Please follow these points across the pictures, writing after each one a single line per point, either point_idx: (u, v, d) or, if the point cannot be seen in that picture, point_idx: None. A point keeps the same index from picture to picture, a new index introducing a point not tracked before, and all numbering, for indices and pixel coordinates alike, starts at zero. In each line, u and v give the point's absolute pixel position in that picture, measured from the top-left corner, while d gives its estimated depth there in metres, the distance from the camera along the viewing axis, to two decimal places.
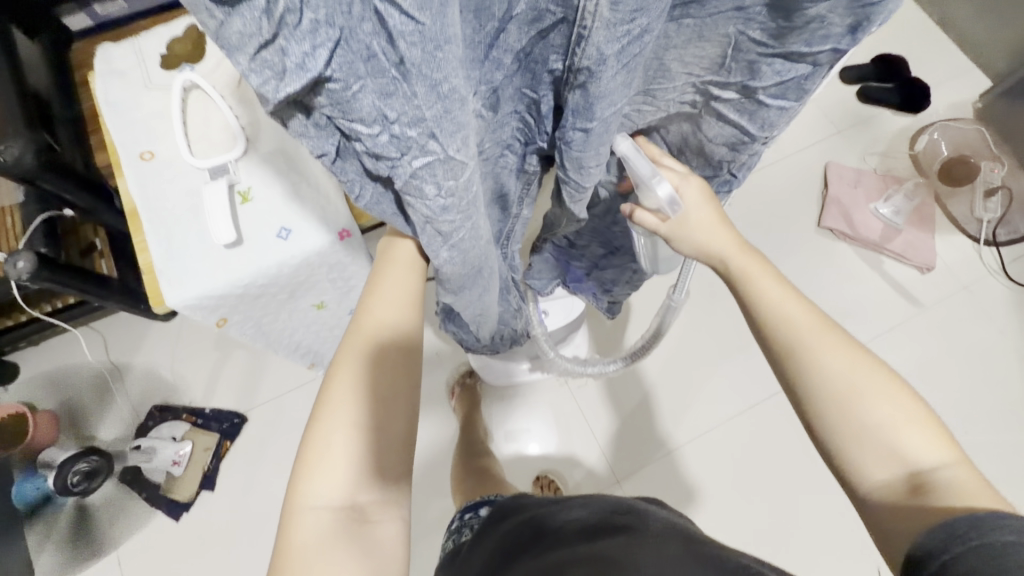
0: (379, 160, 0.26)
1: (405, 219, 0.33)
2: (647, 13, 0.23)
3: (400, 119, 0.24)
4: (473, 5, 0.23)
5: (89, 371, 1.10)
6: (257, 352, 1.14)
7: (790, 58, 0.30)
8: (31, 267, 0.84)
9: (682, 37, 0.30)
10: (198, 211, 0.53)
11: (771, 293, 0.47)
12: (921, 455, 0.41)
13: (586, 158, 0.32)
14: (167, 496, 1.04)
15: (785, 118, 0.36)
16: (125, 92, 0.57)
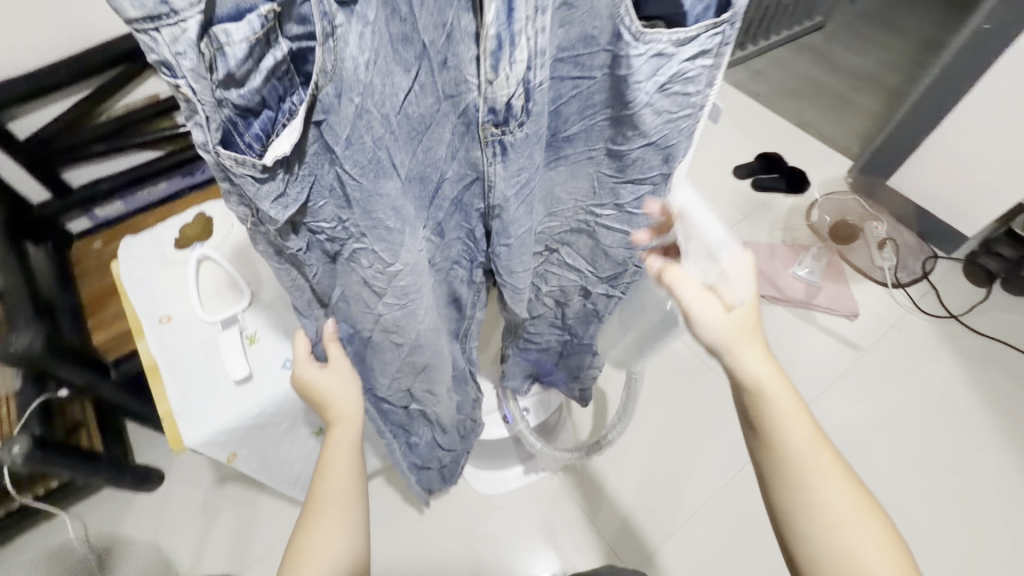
0: (334, 242, 0.37)
1: (352, 290, 0.43)
2: (527, 171, 0.37)
3: (353, 221, 0.35)
4: (418, 178, 0.35)
5: (68, 561, 1.04)
6: (248, 507, 1.12)
7: (636, 182, 0.43)
8: (25, 450, 0.86)
9: (561, 176, 0.43)
10: (212, 357, 0.62)
11: (797, 428, 0.44)
12: None
13: (513, 263, 0.45)
14: None
15: (653, 220, 0.48)
16: (145, 271, 0.68)
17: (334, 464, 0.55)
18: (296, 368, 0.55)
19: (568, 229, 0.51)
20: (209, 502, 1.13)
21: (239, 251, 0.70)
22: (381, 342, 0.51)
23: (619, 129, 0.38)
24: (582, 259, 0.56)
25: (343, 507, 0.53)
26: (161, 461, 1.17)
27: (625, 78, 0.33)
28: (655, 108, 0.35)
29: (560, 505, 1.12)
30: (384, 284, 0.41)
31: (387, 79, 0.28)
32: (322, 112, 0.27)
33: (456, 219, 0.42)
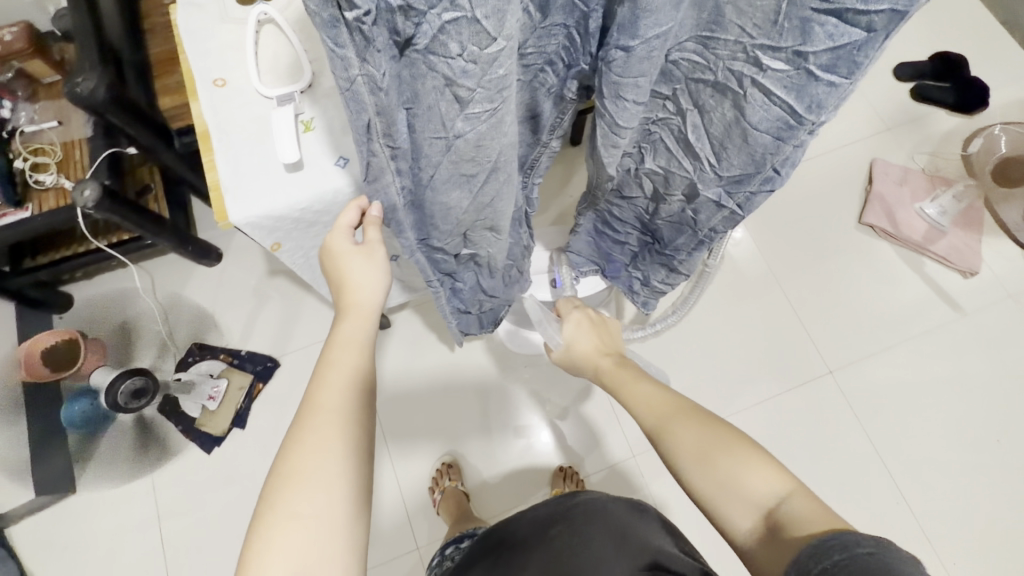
0: (409, 14, 0.28)
1: (421, 103, 0.35)
2: None
3: None
4: None
5: (137, 306, 1.16)
6: (294, 303, 1.19)
7: (846, 19, 0.29)
8: (96, 198, 0.89)
9: None
10: (265, 136, 0.57)
11: (645, 398, 0.56)
12: (765, 491, 0.45)
13: (624, 84, 0.35)
14: (201, 429, 1.09)
15: (835, 100, 0.34)
16: (203, 22, 0.60)
17: (331, 366, 0.48)
18: (332, 234, 0.54)
19: (710, 82, 0.39)
20: (259, 289, 1.20)
21: (304, 20, 0.60)
22: (446, 175, 0.43)
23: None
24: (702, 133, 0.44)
25: (342, 420, 0.45)
26: (220, 241, 1.23)
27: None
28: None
29: (582, 379, 1.14)
30: (469, 88, 0.33)
31: None
32: None
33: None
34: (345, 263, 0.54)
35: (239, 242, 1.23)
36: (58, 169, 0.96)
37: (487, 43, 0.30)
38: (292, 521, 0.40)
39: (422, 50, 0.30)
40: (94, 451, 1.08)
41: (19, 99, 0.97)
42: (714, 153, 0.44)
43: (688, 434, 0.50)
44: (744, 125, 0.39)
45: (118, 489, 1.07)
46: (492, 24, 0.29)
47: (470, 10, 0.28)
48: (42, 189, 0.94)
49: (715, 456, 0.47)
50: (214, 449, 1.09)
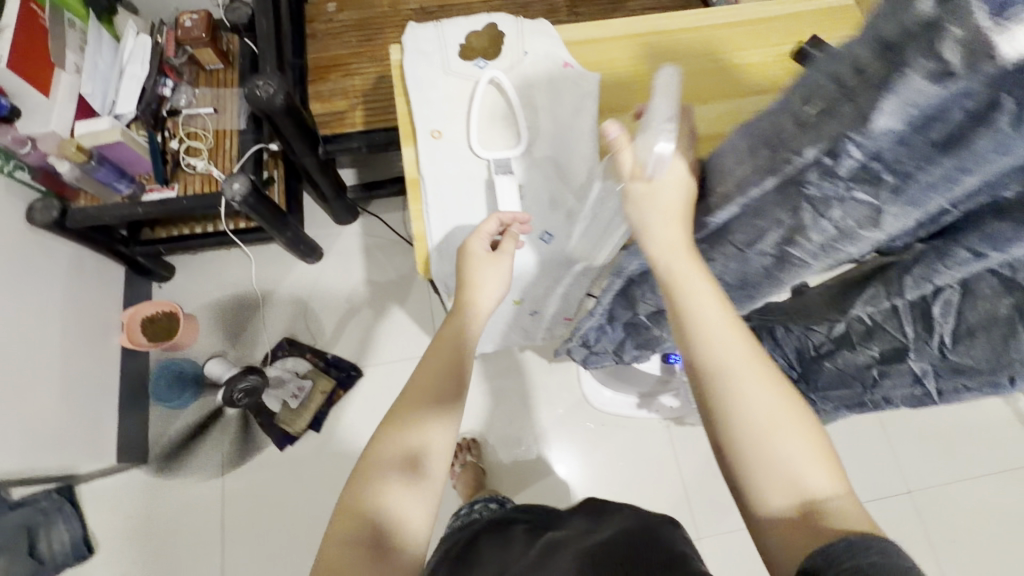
0: (826, 175, 0.30)
1: (756, 219, 0.38)
2: None
3: (892, 160, 0.27)
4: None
5: (237, 291, 1.19)
6: (384, 316, 1.20)
7: None
8: (243, 191, 0.92)
9: None
10: (475, 196, 0.58)
11: (712, 317, 0.41)
12: (818, 489, 0.37)
13: (940, 271, 0.36)
14: (280, 427, 1.10)
15: None
16: (426, 71, 0.62)
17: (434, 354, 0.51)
18: (470, 239, 0.54)
19: (996, 283, 0.37)
20: (353, 295, 1.21)
21: (524, 87, 0.61)
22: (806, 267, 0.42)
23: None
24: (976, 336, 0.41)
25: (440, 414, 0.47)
26: (324, 242, 1.25)
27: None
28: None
29: (657, 451, 1.12)
30: (807, 238, 0.36)
31: None
32: None
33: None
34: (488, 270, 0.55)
35: (342, 246, 1.25)
36: (207, 155, 0.97)
37: (883, 222, 0.32)
38: (394, 477, 0.43)
39: (812, 195, 0.32)
40: (189, 433, 1.10)
41: (182, 80, 1.00)
42: (956, 341, 0.43)
43: (763, 399, 0.39)
44: (1016, 325, 0.38)
45: (189, 468, 1.08)
46: (883, 215, 0.31)
47: (875, 198, 0.30)
48: (189, 173, 0.96)
49: (782, 433, 0.38)
50: (287, 447, 1.09)
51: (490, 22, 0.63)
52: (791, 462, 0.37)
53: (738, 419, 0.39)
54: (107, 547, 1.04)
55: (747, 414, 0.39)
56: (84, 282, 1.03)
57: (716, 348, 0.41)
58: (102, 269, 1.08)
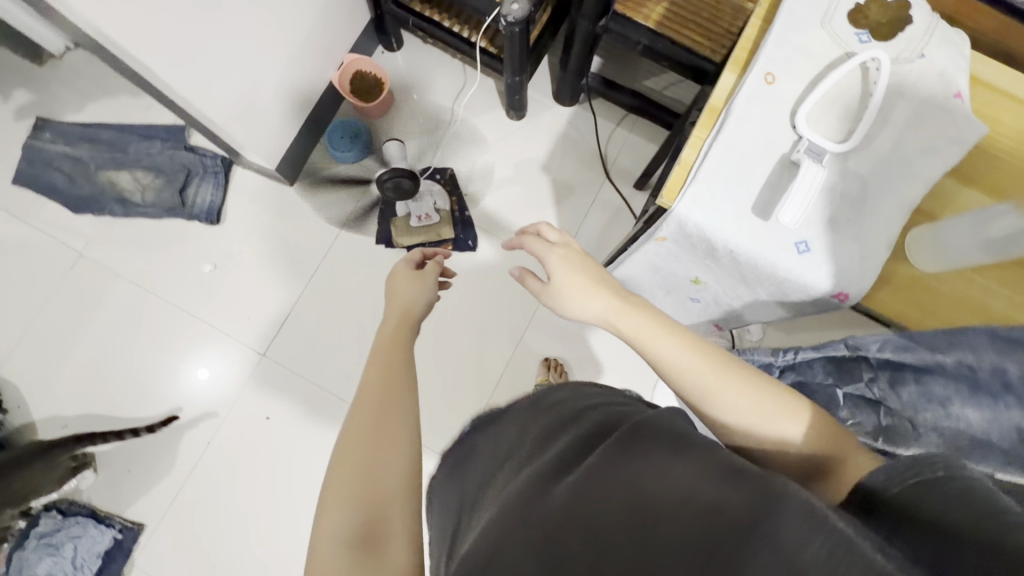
0: None
1: None
2: None
3: None
4: None
5: (438, 102, 1.22)
6: (538, 205, 1.19)
7: None
8: (517, 16, 0.89)
9: None
10: (762, 164, 0.51)
11: (636, 323, 0.53)
12: (767, 418, 0.45)
13: None
14: (389, 227, 1.17)
15: None
16: (804, 10, 0.53)
17: (367, 368, 0.54)
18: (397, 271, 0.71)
19: None
20: (525, 169, 1.20)
21: (891, 90, 0.52)
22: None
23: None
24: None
25: (387, 393, 0.50)
26: (533, 107, 1.23)
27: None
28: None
29: None
30: None
31: None
32: None
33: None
34: (397, 287, 0.69)
35: (544, 121, 1.22)
36: None
37: None
38: (385, 459, 0.45)
39: None
40: (332, 186, 1.18)
41: None
42: None
43: (692, 366, 0.48)
44: None
45: (311, 206, 1.18)
46: None
47: None
48: None
49: (718, 382, 0.47)
50: (382, 244, 1.17)
51: (908, 2, 0.52)
52: (734, 403, 0.46)
53: (672, 378, 0.49)
54: (228, 227, 1.18)
55: (676, 362, 0.49)
56: (339, 8, 1.06)
57: (655, 349, 0.51)
58: (356, 6, 1.11)
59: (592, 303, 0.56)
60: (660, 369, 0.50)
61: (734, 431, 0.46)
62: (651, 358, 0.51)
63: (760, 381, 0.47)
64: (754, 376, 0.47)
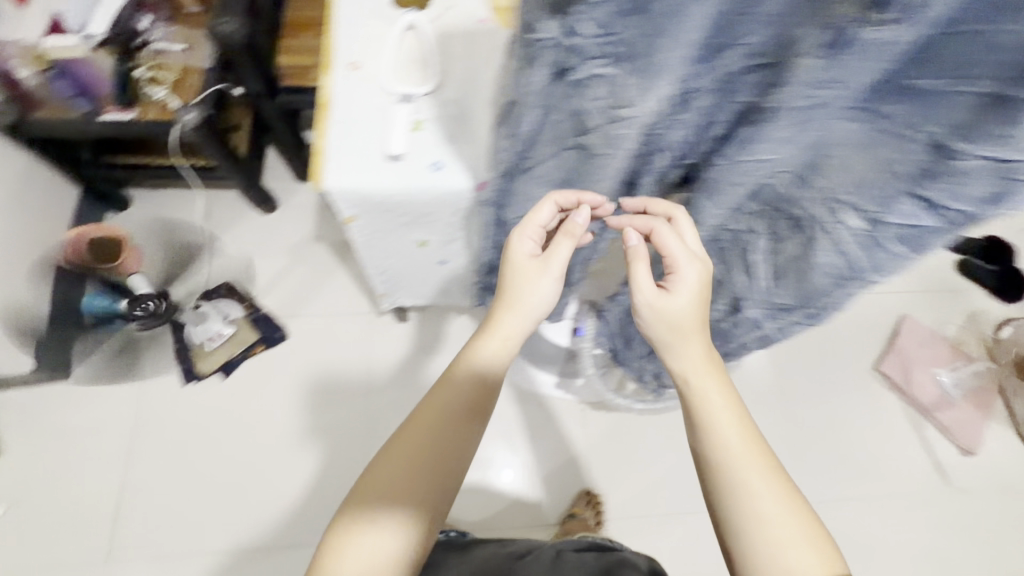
0: (583, 55, 0.35)
1: (558, 136, 0.45)
2: (837, 85, 0.34)
3: (620, 36, 0.33)
4: (711, 28, 0.33)
5: (187, 231, 1.22)
6: (324, 274, 1.23)
7: (948, 109, 0.33)
8: (195, 122, 0.97)
9: (848, 70, 0.33)
10: (376, 123, 0.62)
11: (731, 425, 0.50)
12: (799, 558, 0.44)
13: (754, 152, 0.43)
14: (190, 361, 1.13)
15: (933, 238, 0.41)
16: (356, 10, 0.66)
17: None
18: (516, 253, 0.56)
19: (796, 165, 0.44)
20: (300, 249, 1.25)
21: (442, 34, 0.66)
22: (597, 137, 0.43)
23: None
24: (783, 220, 0.50)
25: None
26: (281, 195, 1.29)
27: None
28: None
29: None
30: (619, 132, 0.42)
31: None
32: None
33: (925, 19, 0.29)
34: (499, 325, 0.55)
35: (297, 202, 1.29)
36: (171, 87, 1.01)
37: (641, 89, 0.37)
38: None
39: (580, 89, 0.38)
40: (113, 355, 1.12)
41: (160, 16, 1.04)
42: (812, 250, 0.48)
43: (753, 475, 0.47)
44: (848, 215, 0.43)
45: (100, 385, 1.10)
46: (635, 93, 0.38)
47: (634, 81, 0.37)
48: (150, 101, 1.00)
49: (753, 496, 0.47)
50: (191, 381, 1.12)
51: None
52: (771, 533, 0.45)
53: (718, 471, 0.49)
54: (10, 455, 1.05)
55: (730, 458, 0.48)
56: (31, 191, 1.05)
57: (722, 439, 0.49)
58: (52, 186, 1.10)
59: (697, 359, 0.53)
60: (710, 458, 0.49)
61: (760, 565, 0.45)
62: (700, 427, 0.51)
63: (797, 499, 0.47)
64: (807, 511, 0.46)
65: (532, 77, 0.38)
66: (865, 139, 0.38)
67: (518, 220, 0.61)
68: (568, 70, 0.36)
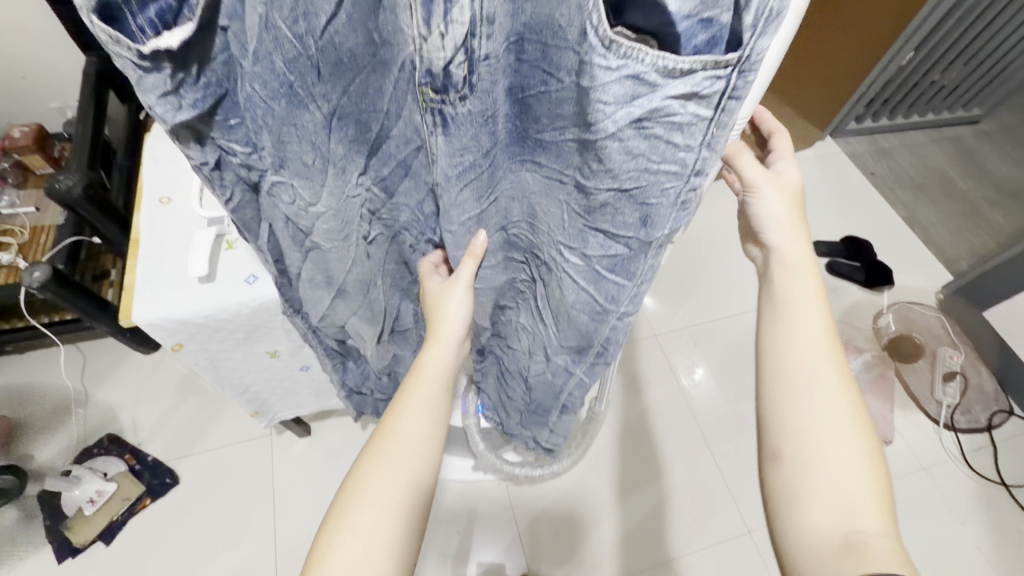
0: (252, 168, 0.44)
1: (296, 243, 0.52)
2: (471, 151, 0.40)
3: (266, 148, 0.42)
4: (348, 131, 0.41)
5: (59, 390, 1.15)
6: (216, 404, 1.17)
7: (602, 142, 0.37)
8: (43, 279, 0.93)
9: (475, 130, 0.39)
10: (187, 250, 0.63)
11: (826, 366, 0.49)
12: (866, 513, 0.44)
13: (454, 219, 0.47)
14: (64, 535, 1.01)
15: (667, 222, 0.41)
16: (168, 151, 0.70)
17: None
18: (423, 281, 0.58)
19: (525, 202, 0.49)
20: (187, 383, 1.19)
21: None
22: (323, 234, 0.50)
23: (738, 69, 0.30)
24: (540, 265, 0.57)
25: None
26: None
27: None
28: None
29: (492, 509, 1.13)
30: (313, 221, 0.48)
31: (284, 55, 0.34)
32: (227, 18, 0.33)
33: (485, 99, 0.37)
34: (423, 363, 0.57)
35: None
36: (18, 249, 1.03)
37: (312, 186, 0.44)
38: None
39: (271, 195, 0.46)
40: None
41: (7, 184, 1.06)
42: (590, 279, 0.50)
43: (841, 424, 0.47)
44: (584, 234, 0.46)
45: None
46: (309, 193, 0.45)
47: (307, 180, 0.44)
48: None
49: (829, 448, 0.46)
50: (66, 560, 1.00)
51: None
52: (834, 478, 0.45)
53: (809, 411, 0.48)
54: None
55: (814, 408, 0.47)
56: None
57: (824, 390, 0.48)
58: None
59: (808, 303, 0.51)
60: (805, 403, 0.48)
61: (826, 503, 0.45)
62: (793, 368, 0.49)
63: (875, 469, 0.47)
64: (877, 477, 0.46)
65: (232, 198, 0.46)
66: (546, 185, 0.46)
67: (325, 328, 0.66)
68: (257, 182, 0.46)
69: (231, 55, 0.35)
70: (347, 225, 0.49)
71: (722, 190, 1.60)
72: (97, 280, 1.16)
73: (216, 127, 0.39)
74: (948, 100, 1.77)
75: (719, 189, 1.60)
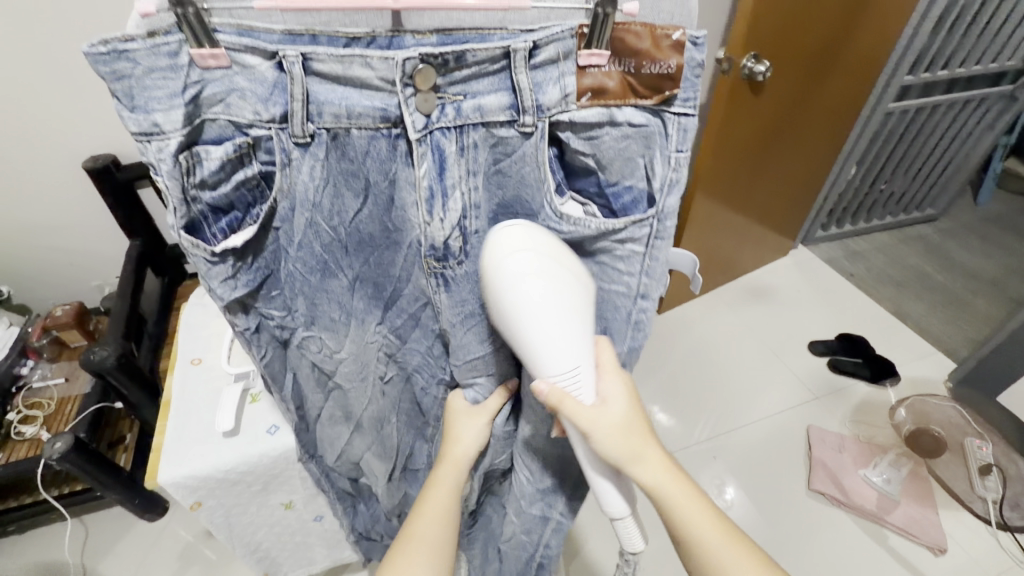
0: (285, 328, 0.51)
1: (320, 388, 0.57)
2: (468, 303, 0.49)
3: (300, 311, 0.50)
4: (370, 289, 0.50)
5: (57, 569, 1.10)
6: (220, 571, 1.11)
7: None
8: (64, 448, 0.95)
9: (472, 285, 0.48)
10: (214, 407, 0.68)
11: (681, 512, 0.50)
12: None
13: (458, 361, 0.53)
14: None
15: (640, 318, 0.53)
16: (201, 316, 0.78)
17: None
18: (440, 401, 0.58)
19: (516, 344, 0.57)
20: (191, 549, 1.14)
21: None
22: (345, 374, 0.56)
23: (660, 217, 0.47)
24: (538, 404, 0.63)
25: None
26: None
27: (652, 127, 0.44)
28: (679, 117, 0.43)
29: None
30: (334, 365, 0.55)
31: (317, 232, 0.45)
32: (280, 220, 0.44)
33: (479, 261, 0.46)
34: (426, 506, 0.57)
35: None
36: (43, 421, 1.07)
37: (336, 334, 0.52)
38: None
39: (299, 349, 0.53)
40: None
41: (41, 358, 1.14)
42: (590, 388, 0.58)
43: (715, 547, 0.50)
44: None
45: None
46: (334, 341, 0.52)
47: (334, 331, 0.52)
48: (18, 440, 1.05)
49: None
50: None
51: None
52: None
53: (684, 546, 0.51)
54: None
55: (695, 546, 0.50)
56: None
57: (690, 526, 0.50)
58: None
59: (649, 471, 0.49)
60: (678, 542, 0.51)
61: None
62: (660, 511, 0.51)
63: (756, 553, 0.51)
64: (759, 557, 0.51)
65: (263, 355, 0.52)
66: None
67: (339, 468, 0.68)
68: (287, 338, 0.52)
69: (280, 241, 0.45)
70: (364, 366, 0.56)
71: (711, 303, 1.68)
72: (113, 446, 1.17)
73: (263, 296, 0.48)
74: (899, 203, 1.95)
75: (707, 302, 1.69)
